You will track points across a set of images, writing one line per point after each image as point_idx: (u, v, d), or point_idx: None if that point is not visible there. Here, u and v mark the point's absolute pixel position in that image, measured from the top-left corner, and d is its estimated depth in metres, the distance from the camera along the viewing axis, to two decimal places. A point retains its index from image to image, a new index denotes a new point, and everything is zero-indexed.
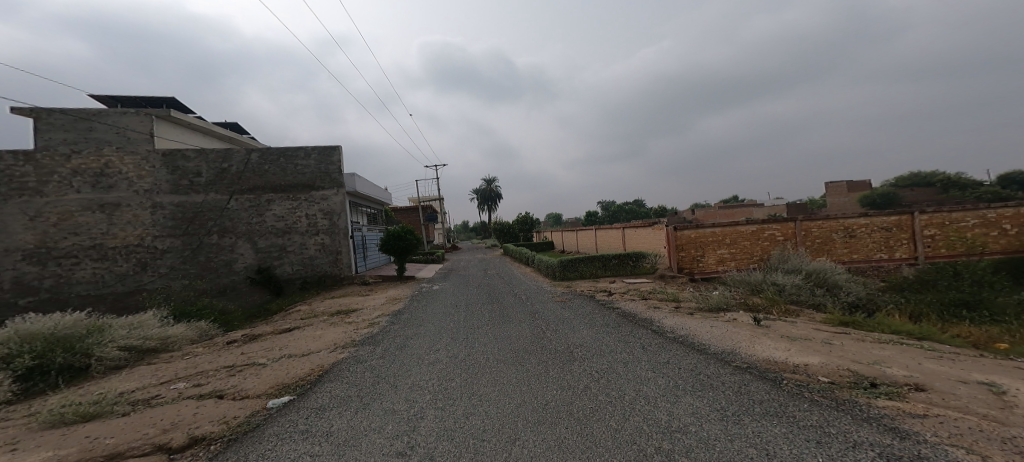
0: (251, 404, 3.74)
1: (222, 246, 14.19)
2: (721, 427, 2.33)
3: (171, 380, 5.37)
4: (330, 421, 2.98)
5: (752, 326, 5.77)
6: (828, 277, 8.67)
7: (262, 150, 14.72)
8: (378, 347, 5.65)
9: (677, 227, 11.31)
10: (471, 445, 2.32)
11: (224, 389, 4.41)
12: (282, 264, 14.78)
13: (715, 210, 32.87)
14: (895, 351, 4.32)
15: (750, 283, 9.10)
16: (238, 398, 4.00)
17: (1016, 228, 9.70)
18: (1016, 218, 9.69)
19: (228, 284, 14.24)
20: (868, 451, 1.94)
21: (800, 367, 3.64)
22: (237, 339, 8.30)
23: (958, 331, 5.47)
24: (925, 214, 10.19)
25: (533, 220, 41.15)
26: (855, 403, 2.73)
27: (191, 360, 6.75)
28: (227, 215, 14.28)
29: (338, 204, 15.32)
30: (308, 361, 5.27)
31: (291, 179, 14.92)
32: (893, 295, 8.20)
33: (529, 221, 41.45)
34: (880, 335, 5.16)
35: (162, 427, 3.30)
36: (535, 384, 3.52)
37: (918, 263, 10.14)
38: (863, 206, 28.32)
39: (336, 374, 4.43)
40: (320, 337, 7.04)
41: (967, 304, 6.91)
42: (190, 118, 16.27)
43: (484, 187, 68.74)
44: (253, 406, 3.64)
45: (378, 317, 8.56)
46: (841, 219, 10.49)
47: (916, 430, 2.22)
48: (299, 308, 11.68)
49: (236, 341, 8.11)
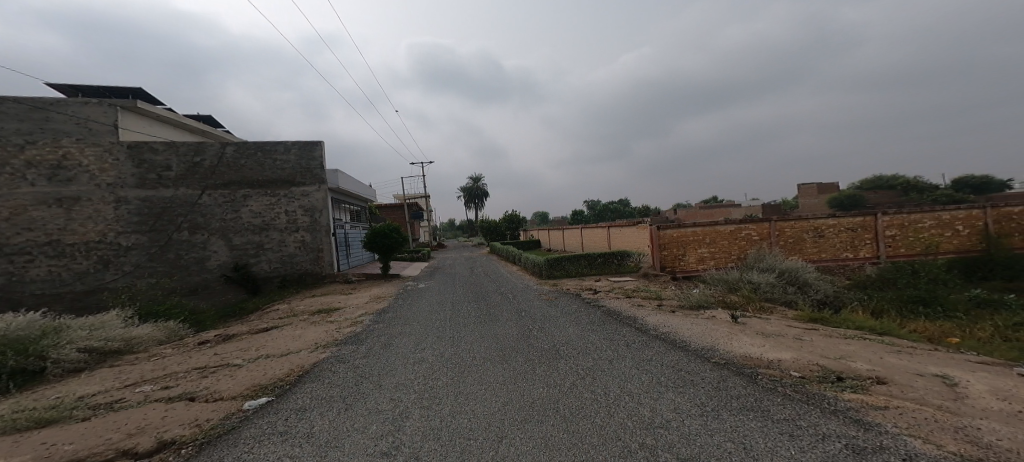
0: (226, 406, 3.56)
1: (193, 243, 13.54)
2: (701, 422, 2.40)
3: (136, 383, 5.02)
4: (312, 422, 2.87)
5: (730, 323, 5.98)
6: (798, 275, 9.02)
7: (238, 144, 14.19)
8: (361, 347, 5.50)
9: (660, 226, 11.62)
10: (457, 444, 2.28)
11: (196, 391, 4.17)
12: (259, 262, 14.24)
13: (697, 210, 33.73)
14: (859, 346, 4.53)
15: (728, 282, 9.40)
16: (211, 400, 3.80)
17: (967, 229, 10.48)
18: (967, 220, 10.48)
19: (200, 282, 13.59)
20: (835, 443, 2.04)
21: (774, 363, 3.78)
22: (209, 340, 7.87)
23: (915, 327, 5.84)
24: (887, 215, 10.83)
25: (520, 218, 41.35)
26: (823, 396, 2.86)
27: (158, 362, 6.35)
28: (199, 211, 13.58)
29: (319, 201, 14.95)
30: (288, 361, 5.07)
31: (269, 175, 14.44)
32: (858, 293, 8.65)
33: (517, 219, 41.55)
34: (845, 331, 5.43)
35: (127, 432, 3.10)
36: (521, 382, 3.52)
37: (880, 262, 10.75)
38: (832, 207, 29.86)
39: (317, 374, 4.28)
40: (300, 336, 6.78)
41: (924, 301, 7.40)
42: (159, 110, 15.42)
43: (471, 186, 67.78)
44: (227, 408, 3.47)
45: (361, 316, 8.33)
46: (812, 219, 10.99)
47: (879, 421, 2.35)
48: (278, 307, 11.29)
49: (208, 341, 7.69)
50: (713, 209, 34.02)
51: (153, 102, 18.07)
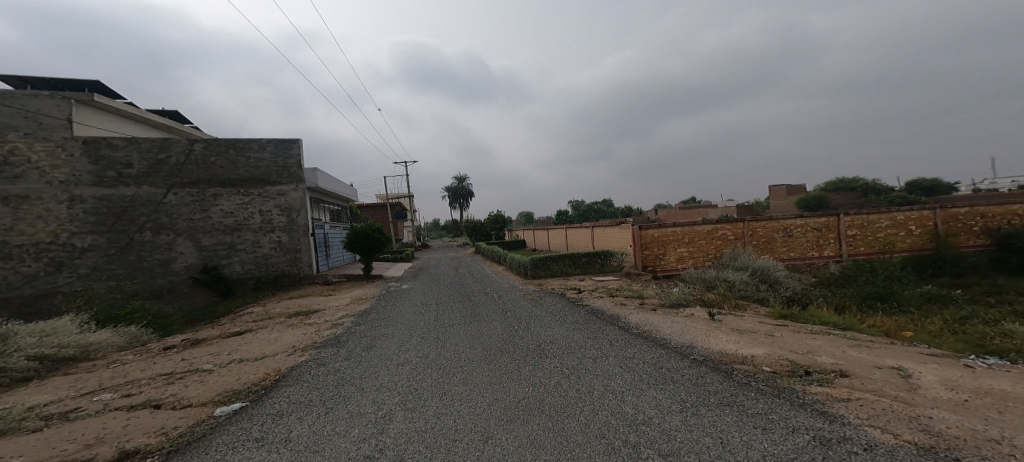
0: (196, 412, 3.33)
1: (157, 244, 12.73)
2: (681, 418, 2.46)
3: (94, 391, 4.62)
4: (290, 426, 2.73)
5: (707, 321, 6.19)
6: (770, 274, 9.46)
7: (207, 141, 13.51)
8: (342, 349, 5.30)
9: (642, 226, 11.90)
10: (441, 445, 2.24)
11: (162, 398, 3.89)
12: (231, 263, 13.62)
13: (677, 210, 34.76)
14: (824, 341, 4.79)
15: (705, 281, 9.74)
16: (179, 407, 3.55)
17: (919, 229, 11.27)
18: (919, 220, 11.28)
19: (165, 285, 12.78)
20: (805, 435, 2.13)
21: (747, 359, 3.93)
22: (175, 345, 7.35)
23: (874, 322, 6.22)
24: (848, 216, 11.53)
25: (505, 218, 41.27)
26: (793, 390, 3.00)
27: (118, 369, 5.88)
28: (164, 210, 12.81)
29: (296, 201, 14.54)
30: (262, 365, 4.81)
31: (241, 173, 13.86)
32: (823, 290, 9.14)
33: (502, 219, 41.43)
34: (812, 327, 5.74)
35: (84, 442, 2.84)
36: (506, 382, 3.49)
37: (842, 260, 11.43)
38: (800, 207, 31.53)
39: (295, 378, 4.08)
40: (276, 340, 6.46)
41: (881, 297, 7.91)
42: (119, 104, 14.44)
43: (455, 185, 67.23)
44: (197, 415, 3.25)
45: (341, 318, 8.04)
46: (782, 220, 11.56)
47: (842, 413, 2.48)
48: (252, 310, 10.77)
49: (174, 347, 7.19)
50: (692, 209, 35.11)
51: (112, 96, 16.91)
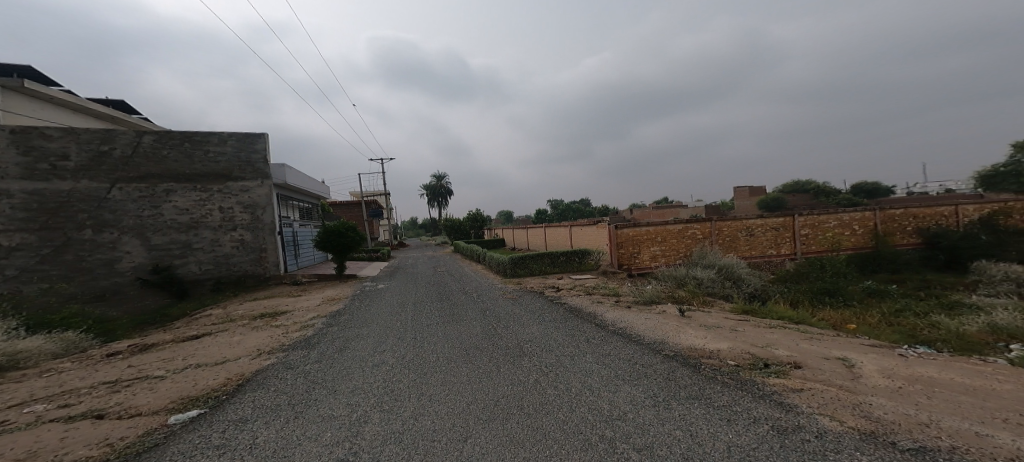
0: (147, 421, 3.00)
1: (99, 244, 11.44)
2: (654, 412, 2.54)
3: (22, 402, 4.04)
4: (256, 432, 2.54)
5: (677, 317, 6.45)
6: (734, 271, 10.03)
7: (159, 133, 12.44)
8: (313, 351, 5.01)
9: (617, 225, 12.27)
10: (419, 446, 2.16)
11: (106, 407, 3.47)
12: (186, 264, 12.58)
13: (650, 210, 36.06)
14: (781, 335, 5.14)
15: (676, 278, 10.16)
16: (127, 416, 3.18)
17: (861, 229, 12.34)
18: (862, 221, 12.34)
19: (108, 287, 11.47)
20: (764, 425, 2.26)
21: (713, 353, 4.13)
22: (122, 351, 6.58)
23: (823, 315, 6.74)
24: (802, 216, 12.44)
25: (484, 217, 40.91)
26: (753, 382, 3.18)
27: (53, 377, 5.19)
28: (108, 207, 11.56)
29: (261, 198, 13.66)
30: (222, 370, 4.43)
31: (198, 168, 12.84)
32: (779, 286, 9.76)
33: (481, 218, 41.08)
34: (769, 322, 6.15)
35: (10, 458, 2.47)
36: (486, 381, 3.43)
37: (796, 258, 12.30)
38: (761, 208, 33.75)
39: (260, 383, 3.78)
40: (239, 343, 5.99)
41: (828, 292, 8.60)
42: (53, 91, 12.97)
43: (433, 183, 66.13)
44: (148, 423, 2.93)
45: (311, 320, 7.59)
46: (744, 220, 12.31)
47: (797, 403, 2.66)
48: (211, 312, 9.90)
49: (121, 353, 6.41)
50: (665, 209, 36.50)
51: (45, 81, 15.18)
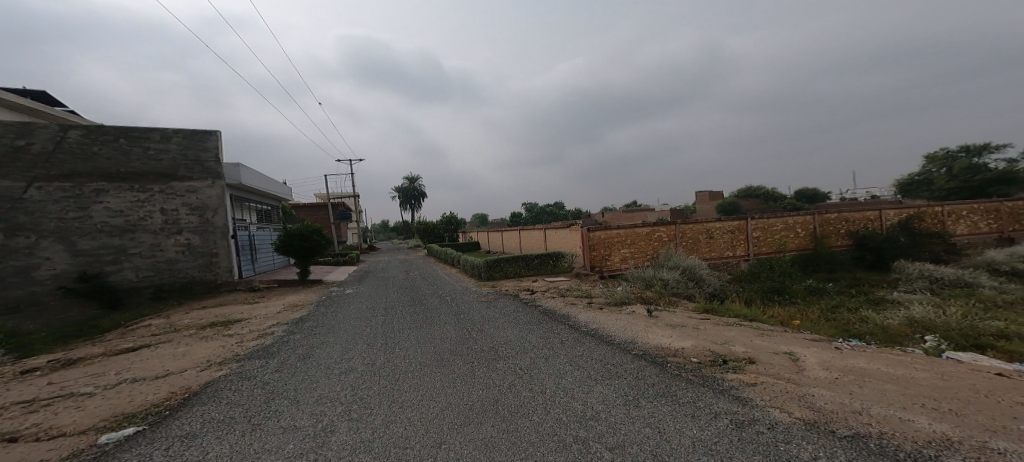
0: (71, 442, 2.59)
1: (11, 249, 9.96)
2: (624, 411, 2.59)
3: None
4: (207, 448, 2.28)
5: (645, 317, 6.67)
6: (696, 272, 10.61)
7: (88, 128, 11.06)
8: (272, 360, 4.61)
9: (590, 228, 12.56)
10: (391, 454, 2.04)
11: (17, 429, 2.96)
12: (120, 271, 11.17)
13: (620, 213, 37.33)
14: (737, 331, 5.49)
15: (645, 279, 10.53)
16: (45, 437, 2.73)
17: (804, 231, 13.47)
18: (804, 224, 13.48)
19: (22, 296, 9.99)
20: (723, 419, 2.38)
21: (679, 351, 4.31)
22: (39, 367, 5.64)
23: (773, 312, 7.31)
24: (754, 219, 13.40)
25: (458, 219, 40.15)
26: (714, 378, 3.36)
27: None
28: (22, 208, 10.11)
29: (211, 200, 12.44)
30: (164, 384, 3.95)
31: (135, 166, 11.50)
32: (734, 286, 10.44)
33: (455, 220, 40.28)
34: (728, 319, 6.52)
35: None
36: (462, 385, 3.33)
37: (750, 259, 13.21)
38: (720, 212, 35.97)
39: (211, 395, 3.41)
40: (185, 354, 5.39)
41: (777, 291, 9.36)
42: None
43: (405, 186, 64.26)
44: (72, 445, 2.53)
45: (271, 328, 7.00)
46: (705, 223, 13.09)
47: (752, 397, 2.83)
48: (150, 323, 8.77)
49: (40, 369, 5.53)
50: (634, 212, 37.87)
51: None
